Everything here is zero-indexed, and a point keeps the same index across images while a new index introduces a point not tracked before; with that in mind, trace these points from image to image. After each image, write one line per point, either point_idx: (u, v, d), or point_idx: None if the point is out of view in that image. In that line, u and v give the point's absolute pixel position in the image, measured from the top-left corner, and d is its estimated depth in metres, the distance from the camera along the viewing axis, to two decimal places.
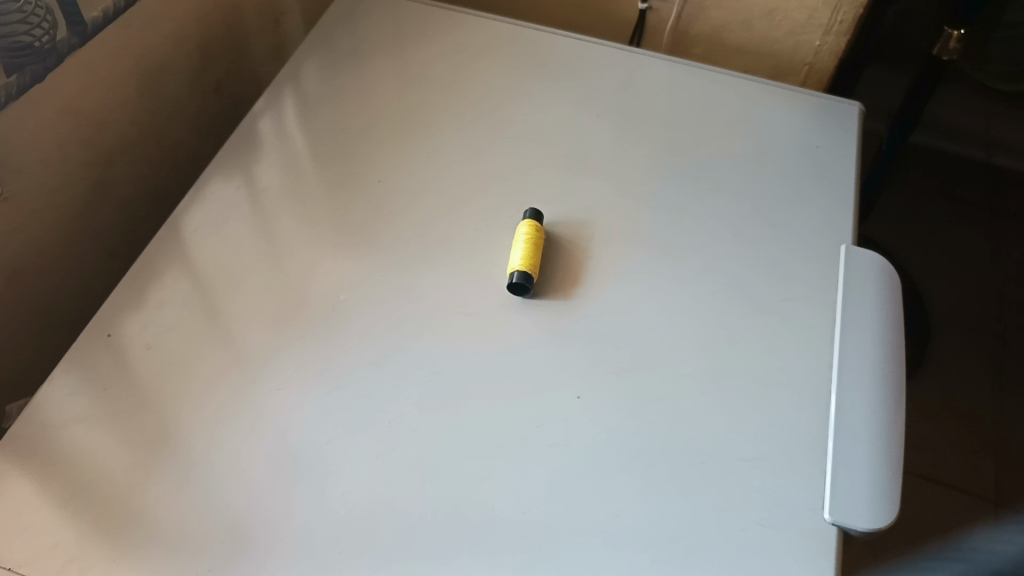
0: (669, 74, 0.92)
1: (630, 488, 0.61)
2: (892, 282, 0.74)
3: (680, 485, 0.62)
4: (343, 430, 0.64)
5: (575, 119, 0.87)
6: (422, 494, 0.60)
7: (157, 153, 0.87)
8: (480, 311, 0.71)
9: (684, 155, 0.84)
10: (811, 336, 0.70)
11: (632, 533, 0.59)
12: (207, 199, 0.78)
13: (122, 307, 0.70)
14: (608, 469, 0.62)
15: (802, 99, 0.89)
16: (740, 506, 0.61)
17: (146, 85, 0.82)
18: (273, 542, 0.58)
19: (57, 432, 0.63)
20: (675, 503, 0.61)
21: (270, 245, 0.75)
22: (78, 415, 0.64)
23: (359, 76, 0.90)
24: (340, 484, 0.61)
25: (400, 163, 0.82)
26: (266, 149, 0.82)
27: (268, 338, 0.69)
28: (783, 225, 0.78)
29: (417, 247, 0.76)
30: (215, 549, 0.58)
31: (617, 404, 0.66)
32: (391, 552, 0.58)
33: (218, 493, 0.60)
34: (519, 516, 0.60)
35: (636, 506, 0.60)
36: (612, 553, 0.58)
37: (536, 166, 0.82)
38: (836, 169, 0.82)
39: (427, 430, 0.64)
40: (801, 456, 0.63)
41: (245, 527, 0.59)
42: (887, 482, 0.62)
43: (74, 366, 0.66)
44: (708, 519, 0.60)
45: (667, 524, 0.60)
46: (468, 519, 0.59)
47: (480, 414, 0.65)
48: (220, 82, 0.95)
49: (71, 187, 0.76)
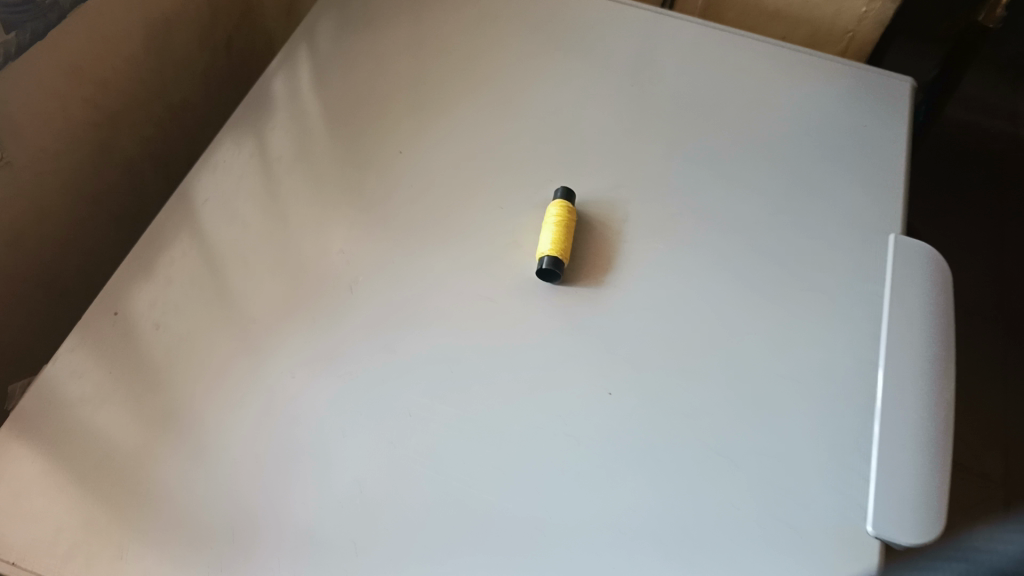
0: (703, 44, 0.86)
1: (635, 485, 0.58)
2: (942, 271, 0.69)
3: (682, 483, 0.59)
4: (351, 427, 0.60)
5: (576, 108, 0.81)
6: (422, 493, 0.57)
7: (166, 113, 0.83)
8: (497, 296, 0.68)
9: (716, 133, 0.79)
10: (825, 331, 0.67)
11: (646, 530, 0.57)
12: (216, 167, 0.74)
13: (130, 279, 0.67)
14: (614, 465, 0.59)
15: (844, 73, 0.84)
16: (766, 507, 0.58)
17: (153, 43, 0.77)
18: (274, 536, 0.55)
19: (63, 414, 0.60)
20: (692, 507, 0.58)
21: (278, 219, 0.71)
22: (82, 398, 0.61)
23: (375, 41, 0.85)
24: (345, 478, 0.58)
25: (417, 139, 0.78)
26: (277, 115, 0.78)
27: (278, 321, 0.65)
28: (820, 212, 0.74)
29: (419, 233, 0.71)
30: (226, 540, 0.55)
31: (632, 399, 0.62)
32: (386, 555, 0.55)
33: (220, 488, 0.57)
34: (524, 514, 0.57)
35: (650, 499, 0.58)
36: (622, 552, 0.56)
37: (534, 167, 0.76)
38: (880, 153, 0.78)
39: (439, 421, 0.61)
40: (834, 461, 0.60)
41: (251, 520, 0.56)
42: (934, 488, 0.58)
43: (82, 343, 0.63)
44: (734, 521, 0.57)
45: (690, 527, 0.57)
46: (467, 518, 0.57)
47: (497, 406, 0.61)
48: (230, 39, 0.90)
49: (75, 150, 0.72)
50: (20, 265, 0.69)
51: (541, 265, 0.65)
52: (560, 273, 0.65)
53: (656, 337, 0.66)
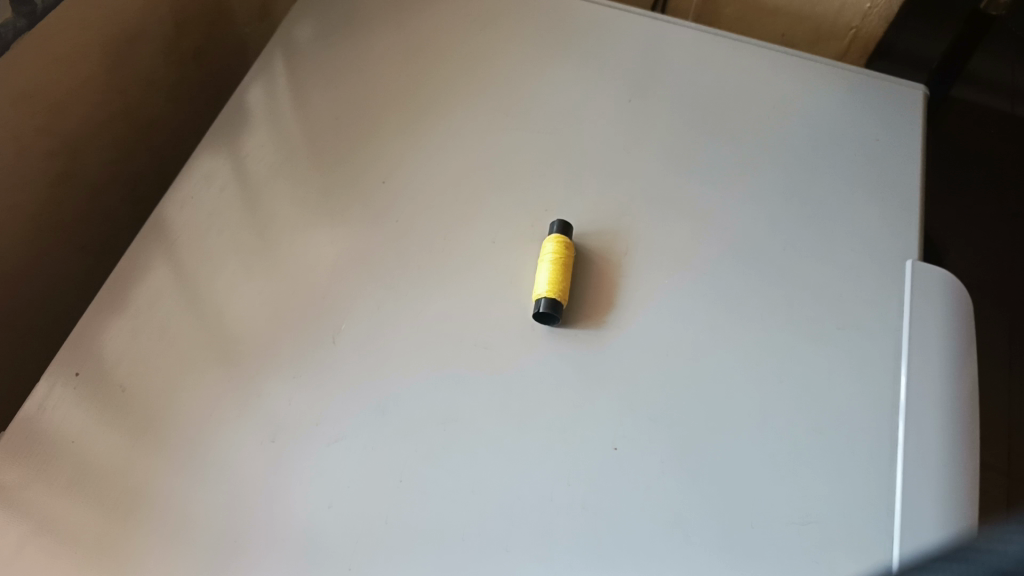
0: (710, 51, 0.81)
1: (648, 470, 0.56)
2: (964, 299, 0.65)
3: (689, 482, 0.56)
4: (349, 437, 0.57)
5: (575, 111, 0.75)
6: (421, 497, 0.55)
7: (130, 131, 0.77)
8: (496, 346, 0.61)
9: (729, 148, 0.73)
10: (836, 334, 0.63)
11: (656, 518, 0.55)
12: (188, 198, 0.67)
13: (99, 316, 0.61)
14: (624, 463, 0.57)
15: (859, 81, 0.78)
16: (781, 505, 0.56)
17: (114, 59, 0.71)
18: (273, 542, 0.53)
19: (30, 473, 0.54)
20: (713, 555, 0.54)
21: (258, 255, 0.65)
22: (36, 472, 0.55)
23: (357, 51, 0.78)
24: (341, 476, 0.55)
25: (402, 162, 0.71)
26: (255, 132, 0.71)
27: (259, 370, 0.60)
28: (821, 225, 0.69)
29: (409, 266, 0.65)
30: (222, 548, 0.53)
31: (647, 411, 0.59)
32: (391, 548, 0.53)
33: (212, 527, 0.54)
34: (532, 505, 0.55)
35: (660, 485, 0.56)
36: (628, 551, 0.53)
37: (537, 173, 0.71)
38: (896, 167, 0.73)
39: (433, 437, 0.57)
40: (859, 479, 0.57)
41: (242, 530, 0.54)
42: (959, 480, 0.58)
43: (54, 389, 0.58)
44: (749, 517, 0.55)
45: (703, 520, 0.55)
46: (466, 515, 0.54)
47: (493, 428, 0.57)
48: (198, 49, 0.85)
49: (33, 180, 0.66)
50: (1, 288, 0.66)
51: (538, 308, 0.61)
52: (558, 314, 0.61)
53: (670, 380, 0.60)
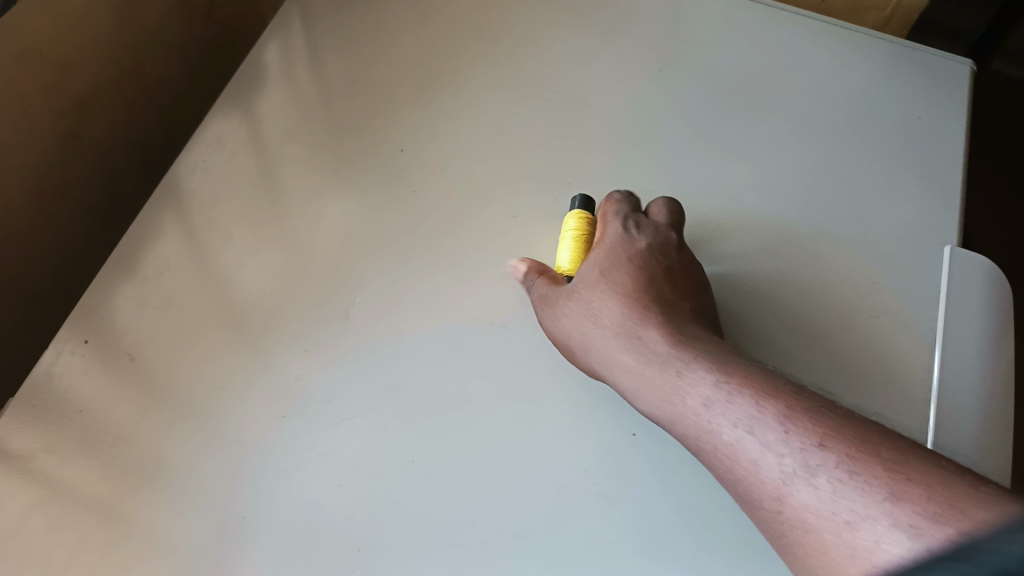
0: (747, 20, 0.76)
1: (659, 476, 0.54)
2: (1003, 292, 0.61)
3: (707, 485, 0.54)
4: (352, 423, 0.55)
5: (600, 79, 0.72)
6: (426, 496, 0.53)
7: (142, 92, 0.75)
8: (513, 327, 0.59)
9: (761, 121, 0.70)
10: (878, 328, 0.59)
11: (668, 526, 0.52)
12: (199, 163, 0.65)
13: (109, 285, 0.60)
14: (639, 465, 0.54)
15: (904, 55, 0.74)
16: None
17: (124, 17, 0.69)
18: (273, 535, 0.52)
19: (42, 433, 0.54)
20: (731, 552, 0.51)
21: (271, 222, 0.63)
22: (46, 444, 0.54)
23: (372, 13, 0.76)
24: (332, 478, 0.54)
25: (417, 128, 0.69)
26: (269, 95, 0.69)
27: (269, 340, 0.59)
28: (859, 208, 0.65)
29: (423, 240, 0.63)
30: (223, 538, 0.52)
31: None
32: (394, 549, 0.51)
33: (222, 497, 0.53)
34: (544, 507, 0.53)
35: (677, 488, 0.53)
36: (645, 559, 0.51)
37: (552, 146, 0.68)
38: (940, 147, 0.68)
39: (443, 427, 0.55)
40: None
41: (243, 520, 0.53)
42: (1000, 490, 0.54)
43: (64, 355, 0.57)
44: None
45: (720, 531, 0.52)
46: (471, 515, 0.52)
47: (506, 425, 0.55)
48: (212, 6, 0.82)
49: (41, 143, 0.64)
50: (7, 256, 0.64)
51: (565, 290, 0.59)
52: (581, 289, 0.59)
53: None
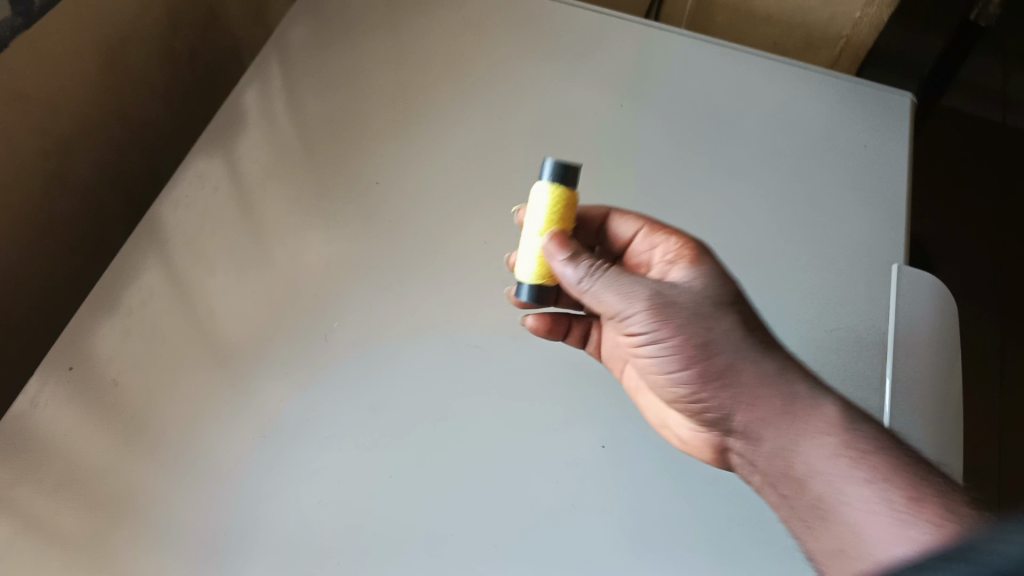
0: (705, 57, 0.80)
1: (628, 489, 0.57)
2: (948, 305, 0.64)
3: (673, 494, 0.57)
4: (330, 442, 0.57)
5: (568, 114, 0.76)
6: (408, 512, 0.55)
7: (123, 133, 0.77)
8: (487, 349, 0.62)
9: (721, 152, 0.73)
10: (839, 348, 0.63)
11: (638, 534, 0.55)
12: (180, 198, 0.67)
13: (91, 317, 0.60)
14: (610, 477, 0.57)
15: (850, 88, 0.78)
16: (761, 521, 0.57)
17: (108, 61, 0.72)
18: (254, 555, 0.53)
19: (23, 467, 0.54)
20: (699, 550, 0.55)
21: (255, 254, 0.66)
22: (29, 472, 0.54)
23: (347, 55, 0.79)
24: (312, 494, 0.55)
25: (392, 161, 0.72)
26: (248, 136, 0.72)
27: (252, 365, 0.60)
28: (815, 229, 0.69)
29: (402, 267, 0.66)
30: (208, 561, 0.53)
31: (629, 425, 0.60)
32: (376, 563, 0.53)
33: (202, 520, 0.54)
34: (520, 519, 0.55)
35: (646, 497, 0.57)
36: (621, 566, 0.54)
37: (523, 176, 0.71)
38: (885, 172, 0.73)
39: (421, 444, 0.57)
40: None
41: (223, 542, 0.54)
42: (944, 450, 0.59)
43: (46, 385, 0.57)
44: (732, 530, 0.56)
45: (687, 536, 0.55)
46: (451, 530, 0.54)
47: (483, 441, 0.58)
48: (193, 51, 0.86)
49: (27, 183, 0.65)
50: None
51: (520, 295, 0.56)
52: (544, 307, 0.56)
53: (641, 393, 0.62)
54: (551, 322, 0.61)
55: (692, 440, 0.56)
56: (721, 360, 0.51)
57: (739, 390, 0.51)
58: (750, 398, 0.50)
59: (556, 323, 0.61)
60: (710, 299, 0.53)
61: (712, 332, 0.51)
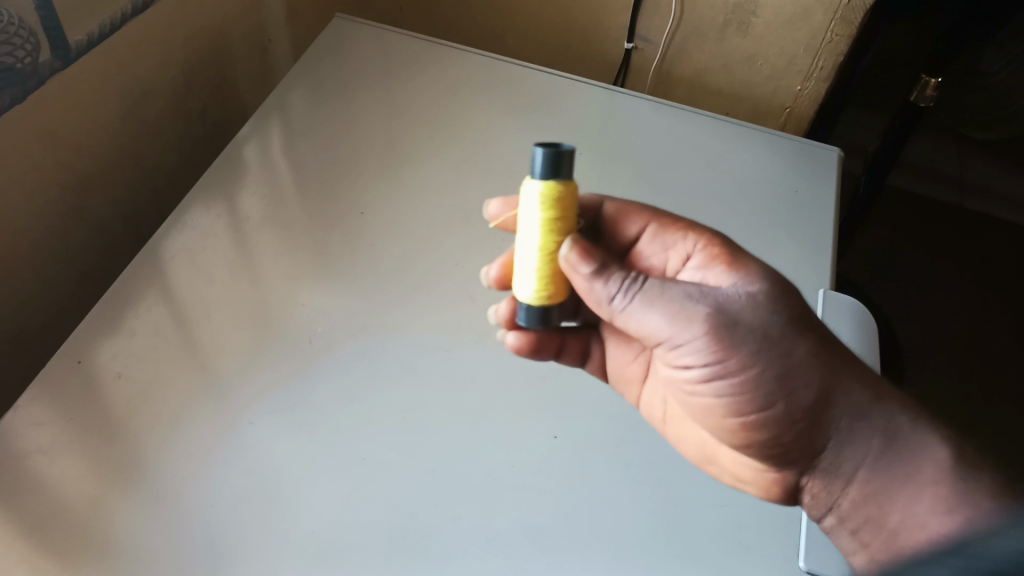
0: (657, 116, 0.92)
1: (576, 477, 0.63)
2: (866, 317, 0.73)
3: (619, 478, 0.63)
4: (313, 426, 0.64)
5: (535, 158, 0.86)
6: (382, 490, 0.60)
7: (138, 177, 0.86)
8: (454, 356, 0.70)
9: (669, 188, 0.83)
10: None
11: (587, 513, 0.61)
12: (186, 225, 0.75)
13: (97, 330, 0.67)
14: (563, 467, 0.63)
15: (784, 147, 0.91)
16: (695, 504, 0.63)
17: (130, 112, 0.81)
18: (238, 525, 0.58)
19: (23, 461, 0.59)
20: (633, 535, 0.60)
21: (246, 270, 0.73)
22: (48, 444, 0.60)
23: (338, 109, 0.90)
24: (291, 472, 0.61)
25: (376, 196, 0.82)
26: (249, 175, 0.81)
27: (244, 366, 0.67)
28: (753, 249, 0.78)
29: (382, 285, 0.74)
30: (191, 532, 0.57)
31: (581, 418, 0.67)
32: (354, 534, 0.58)
33: (190, 490, 0.59)
34: (479, 500, 0.61)
35: (595, 483, 0.63)
36: (570, 542, 0.59)
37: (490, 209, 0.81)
38: (815, 211, 0.83)
39: (391, 430, 0.64)
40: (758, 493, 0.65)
41: (205, 519, 0.58)
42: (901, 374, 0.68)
43: (43, 393, 0.63)
44: (671, 511, 0.62)
45: (628, 516, 0.61)
46: (417, 507, 0.60)
47: (446, 432, 0.64)
48: (205, 108, 0.96)
49: (52, 210, 0.73)
50: (20, 305, 0.72)
51: (522, 304, 0.61)
52: (546, 325, 0.61)
53: (589, 394, 0.69)
54: (533, 340, 0.66)
55: (740, 472, 0.62)
56: (767, 375, 0.55)
57: (829, 423, 0.55)
58: (839, 432, 0.55)
59: (540, 340, 0.66)
60: (742, 310, 0.56)
61: (791, 362, 0.55)
